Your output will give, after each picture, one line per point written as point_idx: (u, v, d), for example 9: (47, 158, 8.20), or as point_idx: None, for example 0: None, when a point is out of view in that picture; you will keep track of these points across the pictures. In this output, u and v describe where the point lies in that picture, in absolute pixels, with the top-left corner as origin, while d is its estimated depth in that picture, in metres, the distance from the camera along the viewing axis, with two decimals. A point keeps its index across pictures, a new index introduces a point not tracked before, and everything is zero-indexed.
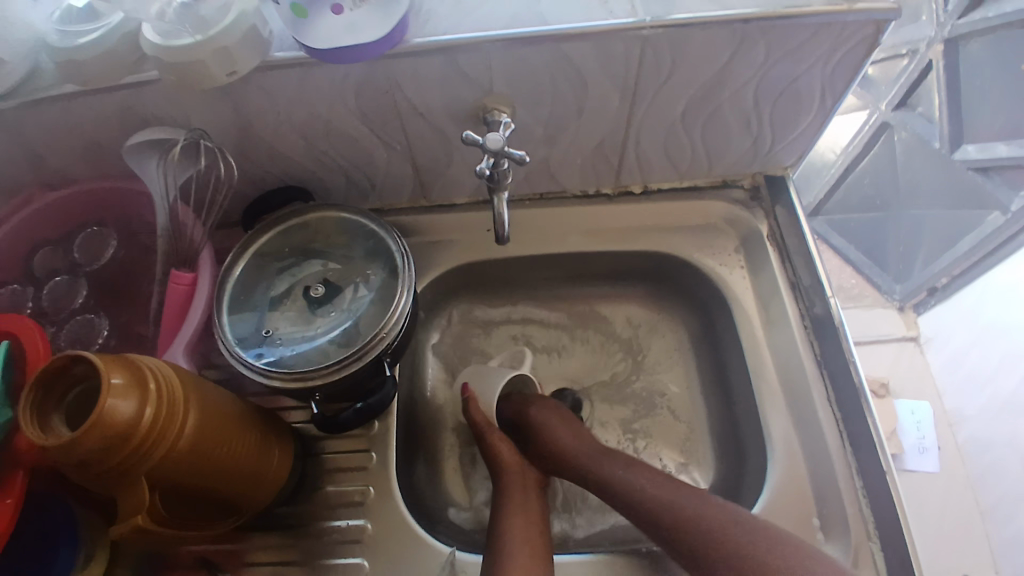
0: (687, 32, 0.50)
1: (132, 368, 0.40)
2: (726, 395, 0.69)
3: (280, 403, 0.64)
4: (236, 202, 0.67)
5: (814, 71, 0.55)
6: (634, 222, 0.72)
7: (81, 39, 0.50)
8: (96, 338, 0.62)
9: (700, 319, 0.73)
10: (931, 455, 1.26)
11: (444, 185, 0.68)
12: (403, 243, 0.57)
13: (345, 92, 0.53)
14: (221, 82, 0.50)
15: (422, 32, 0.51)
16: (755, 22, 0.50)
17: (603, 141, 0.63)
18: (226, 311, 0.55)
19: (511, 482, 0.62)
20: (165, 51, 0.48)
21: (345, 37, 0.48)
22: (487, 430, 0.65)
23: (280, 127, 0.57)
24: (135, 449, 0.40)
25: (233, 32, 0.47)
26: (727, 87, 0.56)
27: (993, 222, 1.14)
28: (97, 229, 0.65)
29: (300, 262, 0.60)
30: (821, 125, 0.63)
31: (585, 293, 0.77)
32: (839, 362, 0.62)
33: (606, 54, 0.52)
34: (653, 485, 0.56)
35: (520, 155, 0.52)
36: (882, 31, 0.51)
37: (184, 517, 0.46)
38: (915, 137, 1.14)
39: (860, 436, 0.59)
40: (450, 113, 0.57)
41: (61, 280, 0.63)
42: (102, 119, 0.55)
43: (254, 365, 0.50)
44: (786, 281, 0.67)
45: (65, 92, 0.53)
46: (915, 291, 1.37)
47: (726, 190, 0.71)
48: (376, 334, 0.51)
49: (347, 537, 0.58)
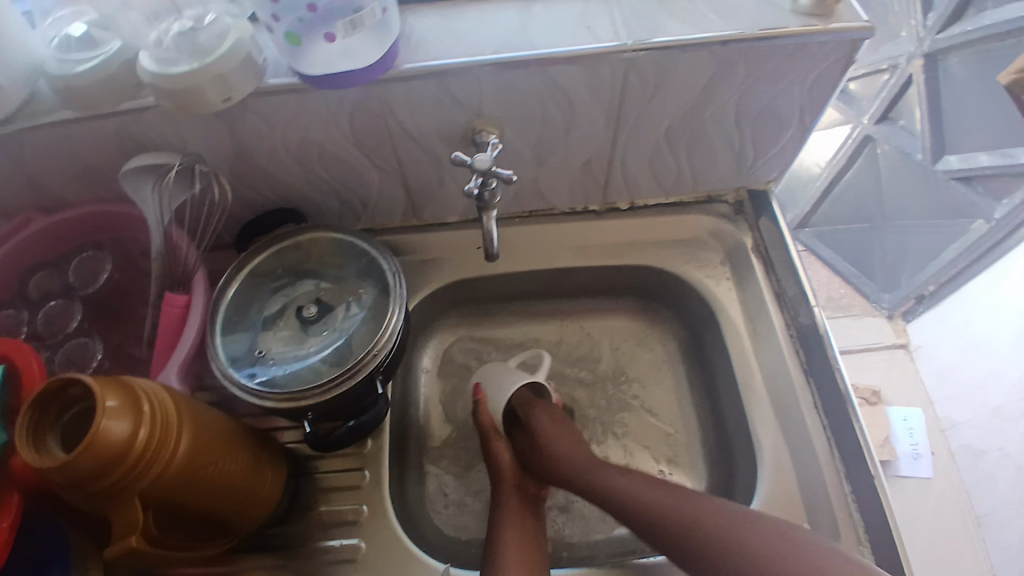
0: (669, 54, 0.52)
1: (127, 389, 0.41)
2: (716, 407, 0.69)
3: (274, 423, 0.64)
4: (229, 224, 0.67)
5: (794, 90, 0.57)
6: (623, 238, 0.73)
7: (80, 68, 0.51)
8: (90, 360, 0.62)
9: (689, 331, 0.74)
10: (925, 462, 1.26)
11: (434, 204, 0.69)
12: (394, 262, 0.58)
13: (337, 116, 0.55)
14: (214, 107, 0.51)
15: (412, 58, 0.52)
16: (734, 44, 0.51)
17: (590, 159, 0.64)
18: (219, 332, 0.55)
19: (509, 497, 0.63)
20: (162, 78, 0.49)
21: (340, 63, 0.49)
22: (492, 436, 0.68)
23: (273, 151, 0.58)
24: (130, 469, 0.40)
25: (229, 59, 0.48)
26: (710, 106, 0.58)
27: (976, 230, 1.16)
28: (93, 251, 0.66)
29: (293, 283, 0.60)
30: (802, 141, 0.64)
31: (576, 308, 0.78)
32: (825, 370, 0.62)
33: (590, 76, 0.53)
34: (653, 494, 0.58)
35: (508, 175, 0.54)
36: (858, 51, 0.53)
37: (178, 537, 0.47)
38: (898, 150, 1.18)
39: (848, 445, 0.59)
40: (439, 135, 0.58)
41: (56, 303, 0.64)
42: (98, 144, 0.56)
43: (247, 386, 0.51)
44: (771, 292, 0.68)
45: (62, 119, 0.54)
46: (903, 300, 1.39)
47: (712, 205, 0.73)
48: (368, 352, 0.52)
49: (341, 556, 0.58)
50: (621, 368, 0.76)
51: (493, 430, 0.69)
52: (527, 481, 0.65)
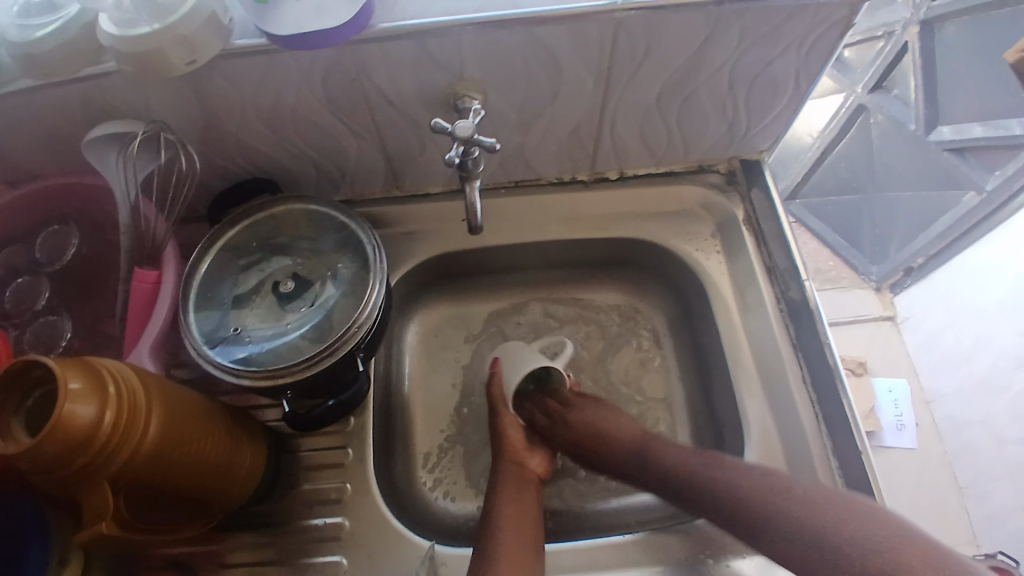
0: (660, 15, 0.49)
1: (91, 371, 0.39)
2: (704, 381, 0.69)
3: (253, 400, 0.63)
4: (202, 194, 0.65)
5: (789, 55, 0.55)
6: (611, 209, 0.71)
7: (38, 32, 0.47)
8: (59, 339, 0.60)
9: (678, 304, 0.73)
10: (909, 432, 1.28)
11: (416, 174, 0.66)
12: (374, 235, 0.56)
13: (310, 79, 0.52)
14: (179, 71, 0.48)
15: (388, 17, 0.49)
16: (729, 4, 0.49)
17: (577, 127, 0.62)
18: (192, 308, 0.53)
19: (507, 475, 0.61)
20: (122, 41, 0.46)
21: (314, 20, 0.46)
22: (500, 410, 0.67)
23: (244, 117, 0.55)
24: (97, 454, 0.38)
25: (192, 18, 0.46)
26: (703, 70, 0.56)
27: (968, 202, 1.16)
28: (59, 226, 0.63)
29: (268, 258, 0.58)
30: (797, 108, 0.62)
31: (565, 282, 0.76)
32: (814, 346, 0.62)
33: (577, 37, 0.51)
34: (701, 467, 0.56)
35: (490, 142, 0.51)
36: (857, 12, 0.51)
37: (154, 520, 0.45)
38: (890, 120, 1.16)
39: (836, 419, 0.59)
40: (419, 100, 0.55)
41: (23, 280, 0.62)
42: (61, 113, 0.53)
43: (223, 364, 0.49)
44: (762, 264, 0.66)
45: (23, 87, 0.51)
46: (892, 272, 1.39)
47: (703, 174, 0.71)
48: (349, 328, 0.50)
49: (325, 534, 0.57)
50: (610, 341, 0.75)
51: (502, 401, 0.67)
52: (529, 458, 0.64)
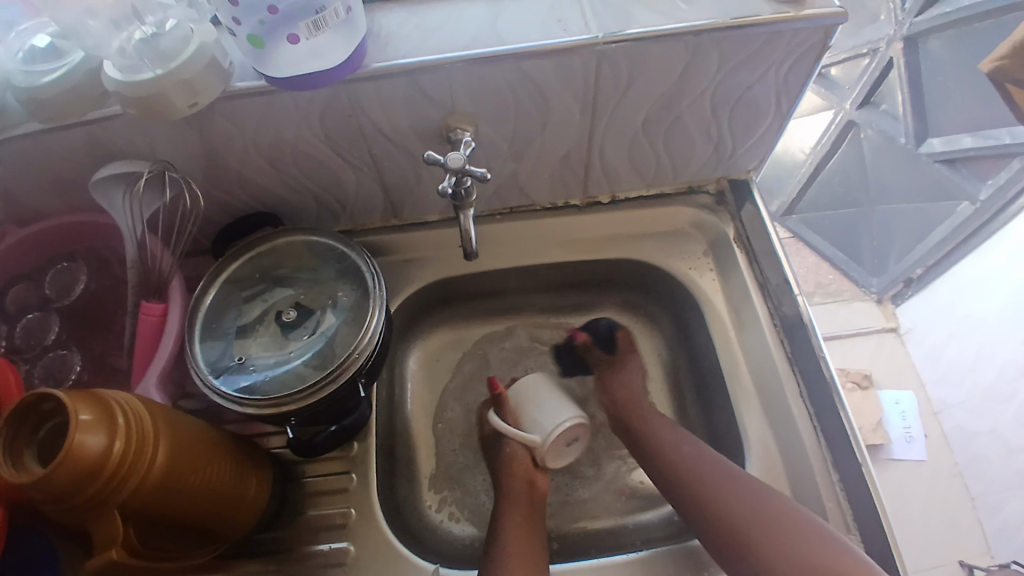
0: (641, 46, 0.51)
1: (101, 402, 0.40)
2: (704, 399, 0.69)
3: (258, 429, 0.64)
4: (207, 229, 0.67)
5: (769, 78, 0.57)
6: (605, 231, 0.73)
7: (44, 79, 0.50)
8: (69, 372, 0.62)
9: (673, 322, 0.74)
10: (918, 444, 1.27)
11: (414, 204, 0.68)
12: (373, 263, 0.58)
13: (307, 116, 0.54)
14: (182, 114, 0.50)
15: (381, 56, 0.51)
16: (707, 34, 0.51)
17: (568, 154, 0.64)
18: (197, 338, 0.55)
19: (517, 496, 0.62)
20: (127, 86, 0.48)
21: (309, 63, 0.48)
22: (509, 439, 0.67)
23: (246, 154, 0.57)
24: (107, 482, 0.40)
25: (195, 62, 0.48)
26: (686, 95, 0.57)
27: (962, 213, 1.17)
28: (68, 263, 0.65)
29: (271, 288, 0.60)
30: (779, 129, 0.64)
31: (562, 304, 0.78)
32: (810, 360, 0.62)
33: (562, 70, 0.53)
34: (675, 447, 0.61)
35: (481, 172, 0.53)
36: (831, 36, 0.53)
37: (163, 546, 0.46)
38: (881, 135, 1.19)
39: (835, 432, 0.59)
40: (414, 133, 0.58)
41: (33, 316, 0.63)
42: (68, 154, 0.56)
43: (227, 393, 0.50)
44: (754, 281, 0.67)
45: (29, 131, 0.52)
46: (892, 283, 1.39)
47: (693, 195, 0.72)
48: (350, 354, 0.52)
49: (330, 560, 0.57)
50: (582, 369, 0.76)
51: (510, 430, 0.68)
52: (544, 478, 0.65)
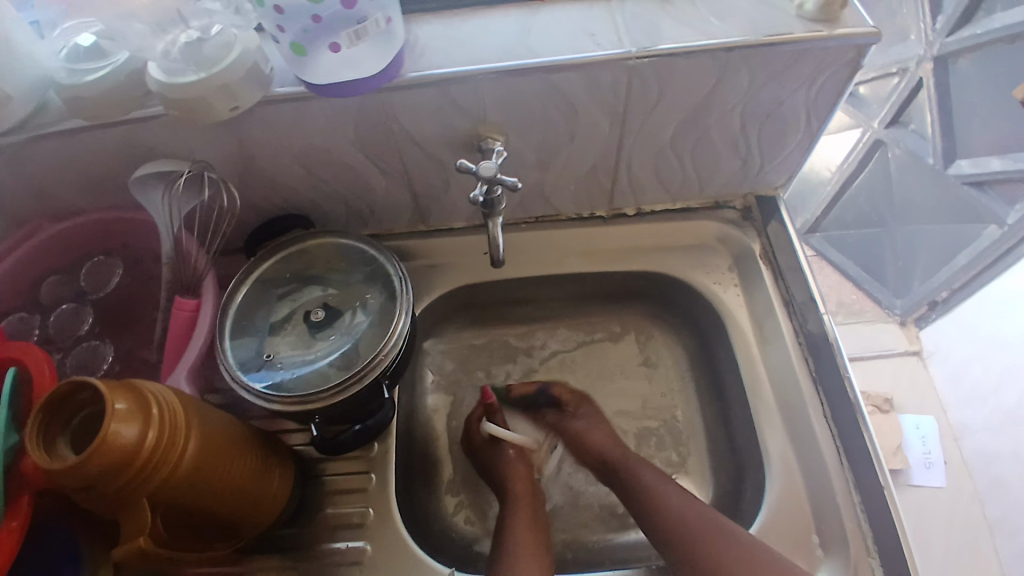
0: (672, 61, 0.52)
1: (135, 394, 0.41)
2: (723, 413, 0.69)
3: (280, 426, 0.65)
4: (239, 229, 0.68)
5: (798, 96, 0.57)
6: (629, 243, 0.73)
7: (88, 77, 0.50)
8: (100, 364, 0.63)
9: (696, 336, 0.74)
10: (937, 470, 1.25)
11: (440, 210, 0.69)
12: (401, 267, 0.59)
13: (342, 122, 0.55)
14: (222, 117, 0.51)
15: (416, 66, 0.52)
16: (738, 51, 0.51)
17: (594, 166, 0.64)
18: (228, 335, 0.56)
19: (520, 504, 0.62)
20: (169, 88, 0.50)
21: (345, 72, 0.50)
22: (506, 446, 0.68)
23: (281, 158, 0.59)
24: (138, 473, 0.41)
25: (237, 68, 0.49)
26: (715, 110, 0.58)
27: (990, 234, 1.14)
28: (103, 257, 0.67)
29: (300, 288, 0.61)
30: (808, 146, 0.64)
31: (583, 313, 0.78)
32: (834, 376, 0.62)
33: (592, 82, 0.54)
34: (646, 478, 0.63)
35: (512, 181, 0.54)
36: (863, 56, 0.53)
37: (187, 538, 0.47)
38: (908, 154, 1.18)
39: (858, 453, 0.59)
40: (445, 141, 0.59)
41: (68, 308, 0.65)
42: (108, 152, 0.57)
43: (255, 389, 0.52)
44: (779, 298, 0.67)
45: (73, 127, 0.54)
46: (916, 305, 1.37)
47: (719, 210, 0.72)
48: (376, 356, 0.53)
49: (347, 559, 0.58)
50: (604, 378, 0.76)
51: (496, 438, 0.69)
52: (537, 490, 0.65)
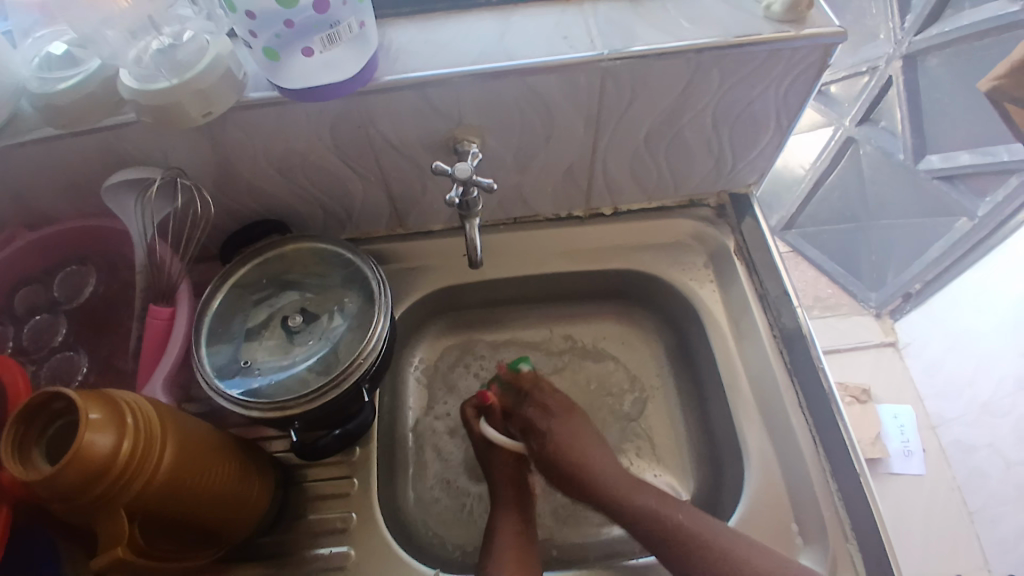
0: (644, 62, 0.53)
1: (110, 403, 0.41)
2: (701, 407, 0.70)
3: (260, 433, 0.64)
4: (215, 235, 0.68)
5: (768, 95, 0.58)
6: (606, 242, 0.74)
7: (61, 86, 0.51)
8: (76, 373, 0.62)
9: (674, 333, 0.75)
10: (916, 458, 1.27)
11: (418, 213, 0.69)
12: (378, 270, 0.59)
13: (319, 127, 0.55)
14: (197, 122, 0.51)
15: (392, 69, 0.53)
16: (709, 51, 0.52)
17: (571, 167, 0.65)
18: (204, 342, 0.55)
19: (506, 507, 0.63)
20: (143, 94, 0.49)
21: (321, 75, 0.49)
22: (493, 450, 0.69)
23: (257, 163, 0.58)
24: (114, 482, 0.40)
25: (209, 73, 0.49)
26: (688, 111, 0.59)
27: (960, 229, 1.17)
28: (77, 266, 0.66)
29: (277, 293, 0.61)
30: (779, 144, 0.65)
31: (561, 312, 0.79)
32: (808, 370, 0.63)
33: (567, 85, 0.54)
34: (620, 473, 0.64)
35: (488, 182, 0.54)
36: (831, 55, 0.54)
37: (166, 547, 0.47)
38: (880, 151, 1.20)
39: (834, 444, 0.60)
40: (421, 144, 0.59)
41: (42, 318, 0.64)
42: (83, 160, 0.57)
43: (231, 396, 0.51)
44: (754, 293, 0.68)
45: (45, 135, 0.54)
46: (890, 299, 1.40)
47: (694, 208, 0.74)
48: (354, 360, 0.53)
49: (330, 564, 0.58)
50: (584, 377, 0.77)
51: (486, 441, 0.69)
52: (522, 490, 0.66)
